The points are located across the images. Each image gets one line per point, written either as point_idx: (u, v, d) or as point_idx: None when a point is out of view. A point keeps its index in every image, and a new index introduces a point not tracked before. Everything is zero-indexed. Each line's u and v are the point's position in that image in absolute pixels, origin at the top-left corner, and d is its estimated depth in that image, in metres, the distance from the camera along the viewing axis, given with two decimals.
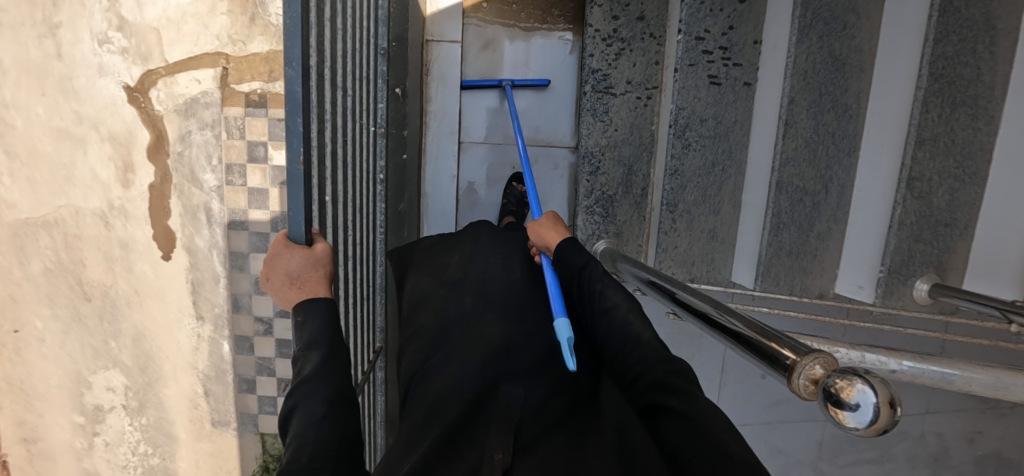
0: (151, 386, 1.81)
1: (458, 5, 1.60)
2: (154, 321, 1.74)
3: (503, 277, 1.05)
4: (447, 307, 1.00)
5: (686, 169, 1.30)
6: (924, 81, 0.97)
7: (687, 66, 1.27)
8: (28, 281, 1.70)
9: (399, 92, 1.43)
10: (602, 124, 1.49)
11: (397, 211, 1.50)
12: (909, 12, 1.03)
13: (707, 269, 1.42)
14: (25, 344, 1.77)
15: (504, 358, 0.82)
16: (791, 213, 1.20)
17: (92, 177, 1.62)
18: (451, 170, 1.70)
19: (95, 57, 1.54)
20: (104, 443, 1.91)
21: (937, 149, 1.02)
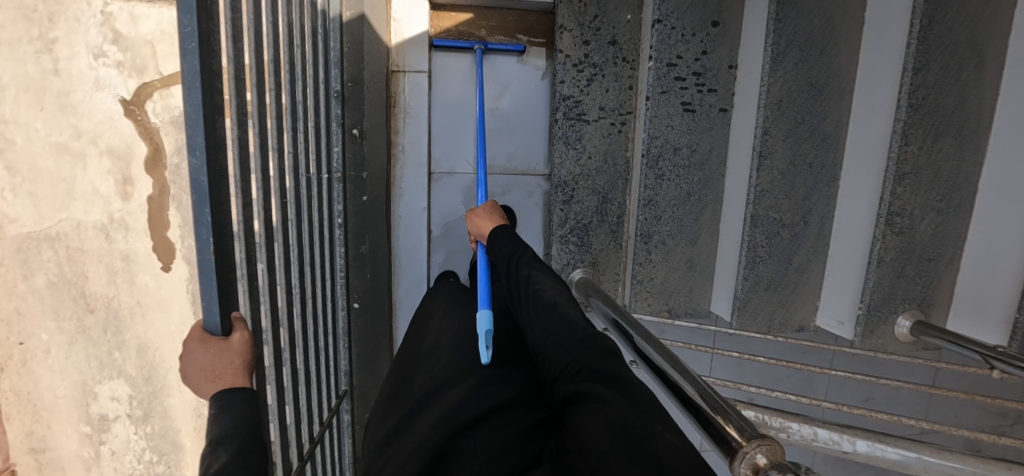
0: (156, 395, 1.79)
1: (424, 34, 1.56)
2: (157, 332, 1.72)
3: (462, 325, 0.99)
4: (419, 371, 0.95)
5: (660, 199, 1.30)
6: (902, 115, 0.92)
7: (658, 94, 1.25)
8: (33, 295, 1.70)
9: (356, 132, 1.47)
10: (575, 152, 1.48)
11: (358, 254, 1.51)
12: (891, 39, 1.01)
13: (686, 298, 1.42)
14: (31, 356, 1.76)
15: (452, 406, 0.76)
16: (768, 246, 1.19)
17: (92, 191, 1.61)
18: (421, 203, 1.63)
19: (92, 71, 1.52)
20: (111, 452, 1.89)
21: (922, 182, 0.97)
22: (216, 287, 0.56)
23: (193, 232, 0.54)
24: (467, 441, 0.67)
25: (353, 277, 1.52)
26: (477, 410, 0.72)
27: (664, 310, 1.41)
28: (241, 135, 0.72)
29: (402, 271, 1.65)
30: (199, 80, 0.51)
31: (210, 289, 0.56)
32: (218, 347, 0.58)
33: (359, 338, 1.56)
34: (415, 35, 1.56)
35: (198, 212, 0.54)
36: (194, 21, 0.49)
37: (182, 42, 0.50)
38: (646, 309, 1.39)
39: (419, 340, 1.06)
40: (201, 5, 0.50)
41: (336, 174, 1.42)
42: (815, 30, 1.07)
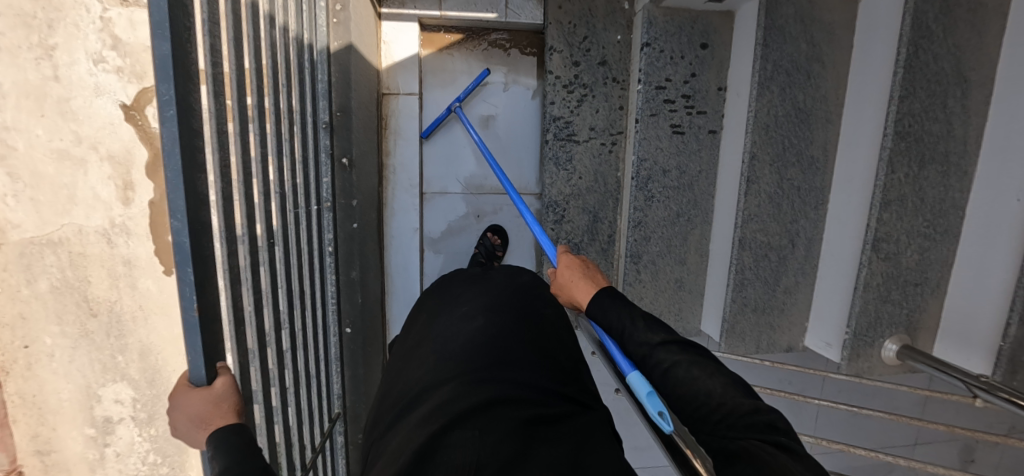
0: (160, 399, 1.68)
1: (412, 57, 1.64)
2: (161, 336, 1.63)
3: (461, 326, 0.97)
4: (413, 361, 0.97)
5: (649, 220, 1.43)
6: (888, 141, 1.00)
7: (648, 116, 1.38)
8: (36, 299, 1.55)
9: (345, 161, 1.42)
10: (566, 172, 1.57)
11: (349, 280, 1.48)
12: (878, 66, 1.11)
13: (676, 318, 1.52)
14: (36, 359, 1.61)
15: (457, 392, 0.81)
16: (755, 270, 1.27)
17: (94, 197, 1.51)
18: (413, 223, 1.72)
19: (91, 77, 1.44)
20: (115, 453, 1.74)
21: (907, 210, 1.05)
22: (200, 341, 0.57)
23: (176, 290, 0.55)
24: (475, 430, 0.74)
25: (344, 302, 1.49)
26: (483, 401, 0.78)
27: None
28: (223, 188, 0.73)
29: (395, 291, 1.75)
30: (179, 146, 0.51)
31: (195, 341, 0.57)
32: (204, 393, 0.59)
33: (350, 362, 1.54)
34: (404, 57, 1.64)
35: (180, 271, 0.54)
36: (172, 89, 0.49)
37: (160, 109, 0.50)
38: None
39: (411, 344, 1.04)
40: (178, 72, 0.50)
41: (325, 203, 1.35)
42: (802, 55, 1.18)
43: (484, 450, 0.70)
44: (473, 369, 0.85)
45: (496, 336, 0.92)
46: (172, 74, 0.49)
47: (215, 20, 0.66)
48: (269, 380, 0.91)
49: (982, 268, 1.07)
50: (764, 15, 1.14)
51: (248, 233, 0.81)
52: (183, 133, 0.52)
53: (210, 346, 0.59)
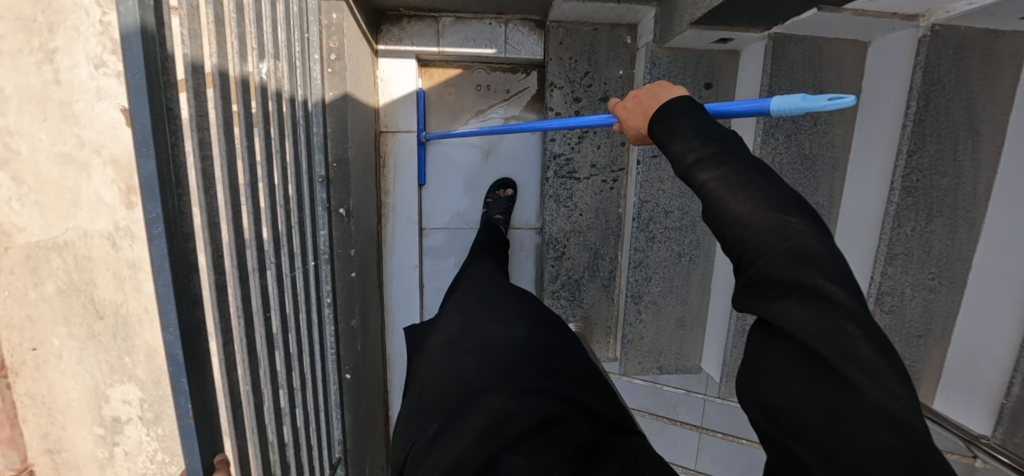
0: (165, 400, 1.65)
1: (410, 94, 1.60)
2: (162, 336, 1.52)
3: (505, 337, 0.94)
4: (449, 372, 0.93)
5: (650, 260, 1.45)
6: (896, 196, 1.01)
7: (651, 159, 1.38)
8: (44, 302, 1.50)
9: (342, 211, 1.35)
10: (566, 209, 1.56)
11: (349, 329, 1.41)
12: (885, 116, 1.10)
13: (676, 356, 1.56)
14: (44, 360, 1.58)
15: (509, 405, 0.78)
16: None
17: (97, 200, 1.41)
18: (412, 259, 1.72)
19: (92, 81, 1.32)
20: (125, 452, 1.73)
21: (912, 262, 1.07)
22: None
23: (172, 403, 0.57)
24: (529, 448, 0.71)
25: (344, 350, 1.41)
26: (540, 420, 0.74)
27: (655, 367, 1.57)
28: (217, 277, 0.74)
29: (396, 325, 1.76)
30: None
31: None
32: None
33: (351, 408, 1.45)
34: (401, 94, 1.61)
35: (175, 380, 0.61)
36: None
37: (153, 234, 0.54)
38: (637, 366, 1.56)
39: (446, 349, 1.00)
40: None
41: (323, 256, 1.26)
42: (810, 101, 1.20)
43: None
44: (521, 381, 0.83)
45: (538, 351, 0.92)
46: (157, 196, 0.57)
47: (203, 118, 0.69)
48: (265, 431, 0.92)
49: (983, 323, 1.00)
50: (771, 60, 1.17)
51: (241, 294, 0.81)
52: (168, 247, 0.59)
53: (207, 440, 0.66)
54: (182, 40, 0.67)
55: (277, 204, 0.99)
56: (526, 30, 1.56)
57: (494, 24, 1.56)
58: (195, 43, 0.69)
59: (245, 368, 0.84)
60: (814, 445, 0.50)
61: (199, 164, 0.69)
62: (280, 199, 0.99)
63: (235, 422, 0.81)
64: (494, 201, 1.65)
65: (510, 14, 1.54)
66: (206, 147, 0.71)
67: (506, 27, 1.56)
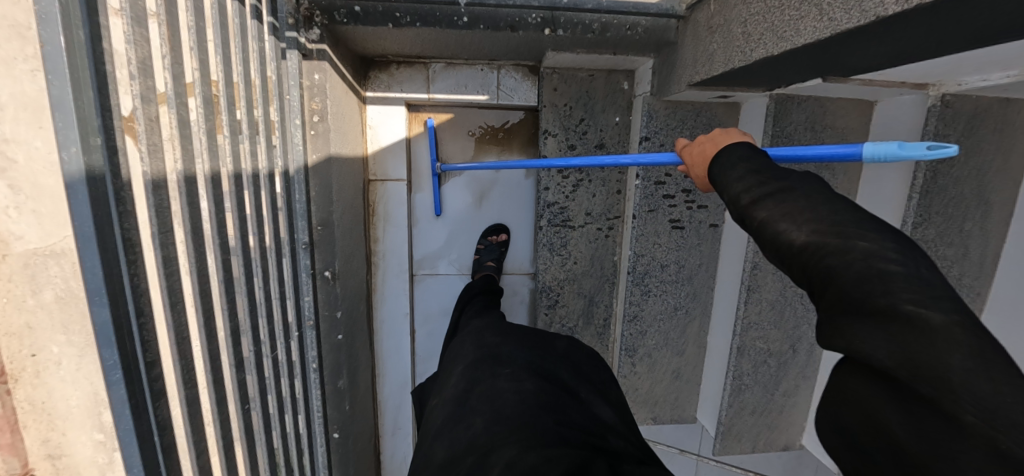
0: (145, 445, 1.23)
1: (400, 142, 1.57)
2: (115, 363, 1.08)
3: (515, 391, 0.90)
4: (458, 435, 0.88)
5: (645, 314, 1.44)
6: None
7: (646, 213, 1.36)
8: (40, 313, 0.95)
9: (328, 274, 1.29)
10: (560, 258, 1.55)
11: (336, 389, 1.38)
12: (889, 176, 1.05)
13: (672, 406, 1.55)
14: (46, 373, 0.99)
15: (533, 462, 0.74)
16: (753, 375, 1.28)
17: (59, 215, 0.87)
18: (403, 308, 1.68)
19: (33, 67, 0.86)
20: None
21: None
22: None
23: None
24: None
25: (331, 411, 1.38)
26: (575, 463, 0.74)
27: (650, 418, 1.55)
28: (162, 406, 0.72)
29: (387, 373, 1.72)
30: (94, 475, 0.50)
31: None
32: None
33: (340, 465, 1.44)
34: (392, 142, 1.57)
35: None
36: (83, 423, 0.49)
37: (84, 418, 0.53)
38: None
39: (451, 407, 0.95)
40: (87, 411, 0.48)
41: (308, 322, 1.24)
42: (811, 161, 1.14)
43: None
44: (540, 437, 0.80)
45: (549, 404, 0.89)
46: (113, 340, 0.63)
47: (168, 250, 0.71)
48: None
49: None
50: (772, 121, 1.10)
51: (214, 396, 0.83)
52: (127, 384, 0.66)
53: None
54: (141, 157, 0.67)
55: (256, 289, 0.96)
56: (520, 76, 1.54)
57: (485, 70, 1.53)
58: (157, 160, 0.69)
59: (220, 460, 0.87)
60: None
61: (165, 285, 0.71)
62: (259, 283, 0.96)
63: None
64: (485, 248, 1.63)
65: (502, 60, 1.51)
66: (171, 263, 0.73)
67: (498, 72, 1.54)
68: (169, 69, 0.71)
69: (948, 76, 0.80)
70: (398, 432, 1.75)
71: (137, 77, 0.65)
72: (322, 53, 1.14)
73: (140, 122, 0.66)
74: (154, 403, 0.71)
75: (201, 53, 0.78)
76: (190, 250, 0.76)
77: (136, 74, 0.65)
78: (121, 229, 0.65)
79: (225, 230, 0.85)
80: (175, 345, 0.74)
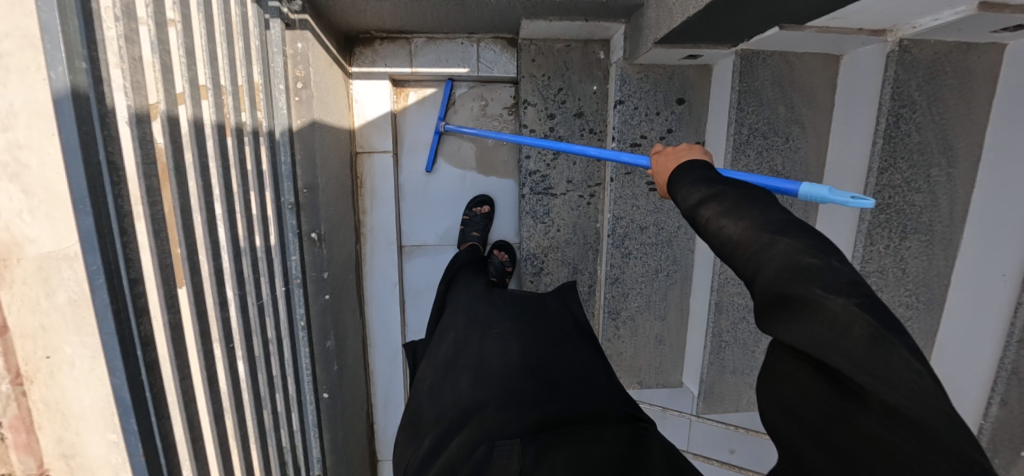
0: None
1: (386, 116, 1.61)
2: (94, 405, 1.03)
3: (498, 350, 0.93)
4: (445, 390, 0.92)
5: (627, 276, 1.45)
6: (867, 214, 0.97)
7: (624, 175, 1.40)
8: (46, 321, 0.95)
9: (314, 236, 1.32)
10: (544, 225, 1.56)
11: (324, 350, 1.40)
12: (858, 125, 1.04)
13: (656, 372, 1.55)
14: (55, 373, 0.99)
15: (502, 418, 0.76)
16: (732, 333, 1.29)
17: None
18: (392, 279, 1.70)
19: None
20: None
21: (889, 279, 1.01)
22: None
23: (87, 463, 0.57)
24: (533, 448, 0.69)
25: (319, 372, 1.40)
26: (536, 421, 0.75)
27: (635, 382, 1.56)
28: (145, 330, 0.74)
29: (377, 343, 1.73)
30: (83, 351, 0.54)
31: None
32: None
33: (328, 427, 1.46)
34: (376, 116, 1.60)
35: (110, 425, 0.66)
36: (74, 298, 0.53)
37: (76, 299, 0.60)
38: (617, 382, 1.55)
39: (442, 366, 0.98)
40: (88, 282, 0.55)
41: (295, 281, 1.27)
42: (781, 118, 1.15)
43: (540, 458, 0.67)
44: (519, 399, 0.81)
45: (535, 365, 0.89)
46: (96, 246, 0.65)
47: (150, 177, 0.74)
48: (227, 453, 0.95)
49: (968, 346, 0.92)
50: (738, 77, 1.13)
51: (198, 327, 0.85)
52: (111, 294, 0.67)
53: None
54: (125, 93, 0.70)
55: (241, 237, 1.00)
56: (498, 48, 1.56)
57: (465, 44, 1.55)
58: (140, 97, 0.72)
59: (204, 396, 0.88)
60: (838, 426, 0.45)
61: (149, 214, 0.73)
62: (244, 231, 1.00)
63: (192, 454, 0.84)
64: (471, 219, 1.65)
65: (481, 33, 1.54)
66: (154, 195, 0.75)
67: (477, 46, 1.57)
68: (152, 13, 0.74)
69: (897, 19, 0.83)
70: (390, 403, 1.77)
71: (120, 18, 0.69)
72: (304, 23, 1.19)
73: (125, 61, 0.70)
74: (136, 317, 0.72)
75: (186, 6, 0.81)
76: (172, 187, 0.79)
77: (120, 14, 0.69)
78: (106, 149, 0.67)
79: (207, 177, 0.88)
80: (155, 275, 0.75)
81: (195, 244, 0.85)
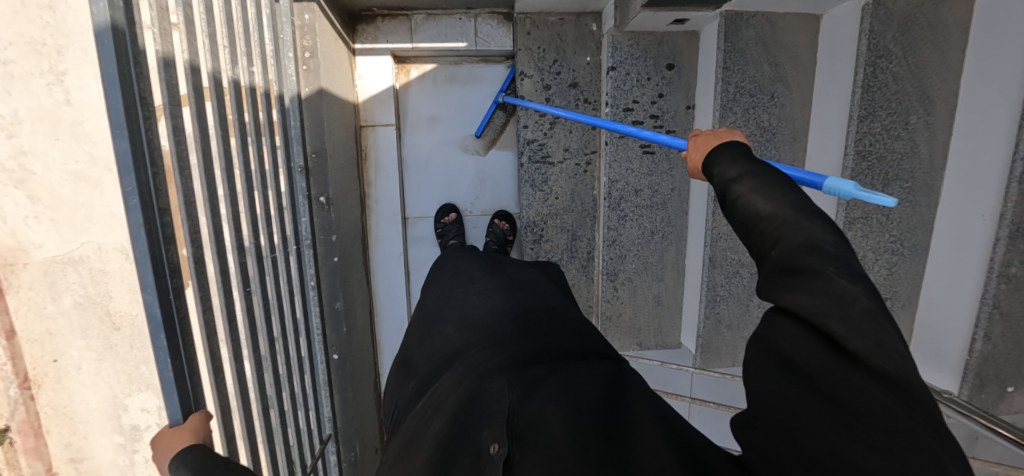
0: (74, 429, 1.58)
1: (388, 90, 1.65)
2: (84, 381, 1.53)
3: (483, 301, 0.98)
4: (433, 342, 0.97)
5: (624, 239, 1.48)
6: (850, 159, 1.00)
7: (618, 139, 1.42)
8: (59, 316, 1.46)
9: (323, 200, 1.35)
10: (542, 193, 1.58)
11: (333, 311, 1.42)
12: (839, 76, 1.07)
13: (656, 333, 1.57)
14: (64, 373, 1.52)
15: (484, 357, 0.80)
16: (727, 287, 1.31)
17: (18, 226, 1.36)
18: (397, 250, 1.74)
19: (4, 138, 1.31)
20: (146, 460, 1.66)
21: (871, 226, 1.04)
22: None
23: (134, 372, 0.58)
24: (521, 386, 0.68)
25: (329, 332, 1.43)
26: (520, 357, 0.77)
27: (635, 343, 1.57)
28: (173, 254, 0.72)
29: (383, 312, 1.77)
30: None
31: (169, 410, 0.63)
32: (176, 432, 0.68)
33: (339, 388, 1.46)
34: (380, 90, 1.64)
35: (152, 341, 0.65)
36: None
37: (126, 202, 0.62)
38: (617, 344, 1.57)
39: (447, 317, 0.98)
40: None
41: (305, 241, 1.29)
42: (766, 76, 1.17)
43: (524, 389, 0.68)
44: (503, 339, 0.84)
45: (521, 311, 0.93)
46: (131, 168, 0.63)
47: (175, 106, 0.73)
48: (247, 392, 0.94)
49: (951, 291, 0.95)
50: (724, 38, 1.17)
51: (219, 267, 0.85)
52: (144, 213, 0.65)
53: None
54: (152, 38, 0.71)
55: (257, 190, 1.02)
56: (495, 23, 1.60)
57: (463, 19, 1.59)
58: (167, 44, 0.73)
59: (224, 332, 0.87)
60: (825, 388, 0.46)
61: (173, 145, 0.74)
62: (259, 184, 1.02)
63: (217, 384, 0.84)
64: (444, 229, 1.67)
65: (478, 8, 1.58)
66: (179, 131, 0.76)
67: (475, 21, 1.60)
68: None
69: None
70: None
71: None
72: None
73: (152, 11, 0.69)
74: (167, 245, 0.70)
75: None
76: (194, 126, 0.81)
77: None
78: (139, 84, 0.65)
79: (225, 126, 0.90)
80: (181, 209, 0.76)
81: (215, 188, 0.86)
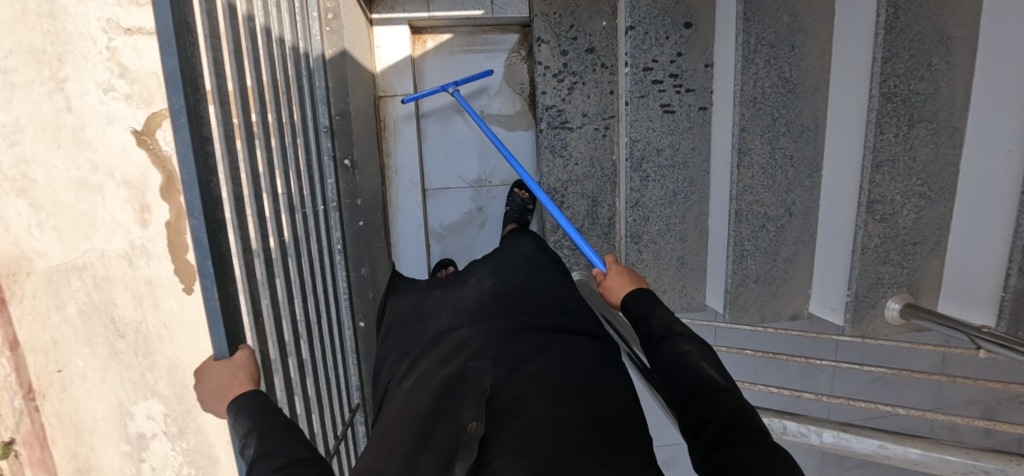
0: (82, 438, 1.59)
1: (406, 59, 1.67)
2: (89, 389, 1.53)
3: (474, 291, 0.98)
4: (426, 326, 0.96)
5: (646, 199, 1.46)
6: (875, 103, 0.95)
7: (637, 98, 1.41)
8: (64, 325, 1.48)
9: (348, 163, 1.48)
10: (562, 159, 1.59)
11: (359, 276, 1.50)
12: (860, 20, 1.08)
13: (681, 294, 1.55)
14: (69, 382, 1.53)
15: (471, 338, 0.80)
16: (754, 240, 1.26)
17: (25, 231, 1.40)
18: (417, 220, 1.75)
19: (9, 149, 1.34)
20: (152, 469, 1.64)
21: (898, 170, 1.00)
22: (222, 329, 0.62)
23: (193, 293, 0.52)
24: (505, 366, 0.70)
25: (356, 297, 1.49)
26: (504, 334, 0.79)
27: None
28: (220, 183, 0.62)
29: None
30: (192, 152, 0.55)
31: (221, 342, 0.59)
32: (225, 367, 0.63)
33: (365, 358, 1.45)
34: (397, 59, 1.67)
35: (200, 265, 0.58)
36: (182, 100, 0.54)
37: (172, 118, 0.54)
38: None
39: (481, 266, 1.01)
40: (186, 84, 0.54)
41: (332, 203, 1.38)
42: (785, 26, 1.15)
43: (507, 368, 0.70)
44: (491, 315, 0.87)
45: (504, 294, 0.93)
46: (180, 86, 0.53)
47: (212, 44, 0.71)
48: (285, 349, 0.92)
49: (976, 228, 1.03)
50: None
51: (256, 214, 0.83)
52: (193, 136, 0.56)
53: (230, 330, 0.64)
54: None
55: (284, 148, 1.00)
56: None
57: None
58: None
59: (263, 280, 0.85)
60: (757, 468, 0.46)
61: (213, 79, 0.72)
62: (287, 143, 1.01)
63: (256, 328, 0.79)
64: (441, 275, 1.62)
65: None
66: (219, 68, 0.74)
67: None
68: None
69: None
70: None
71: None
72: None
73: None
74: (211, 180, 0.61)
75: None
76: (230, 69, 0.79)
77: None
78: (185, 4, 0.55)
79: (257, 75, 0.88)
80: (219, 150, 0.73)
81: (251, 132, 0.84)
